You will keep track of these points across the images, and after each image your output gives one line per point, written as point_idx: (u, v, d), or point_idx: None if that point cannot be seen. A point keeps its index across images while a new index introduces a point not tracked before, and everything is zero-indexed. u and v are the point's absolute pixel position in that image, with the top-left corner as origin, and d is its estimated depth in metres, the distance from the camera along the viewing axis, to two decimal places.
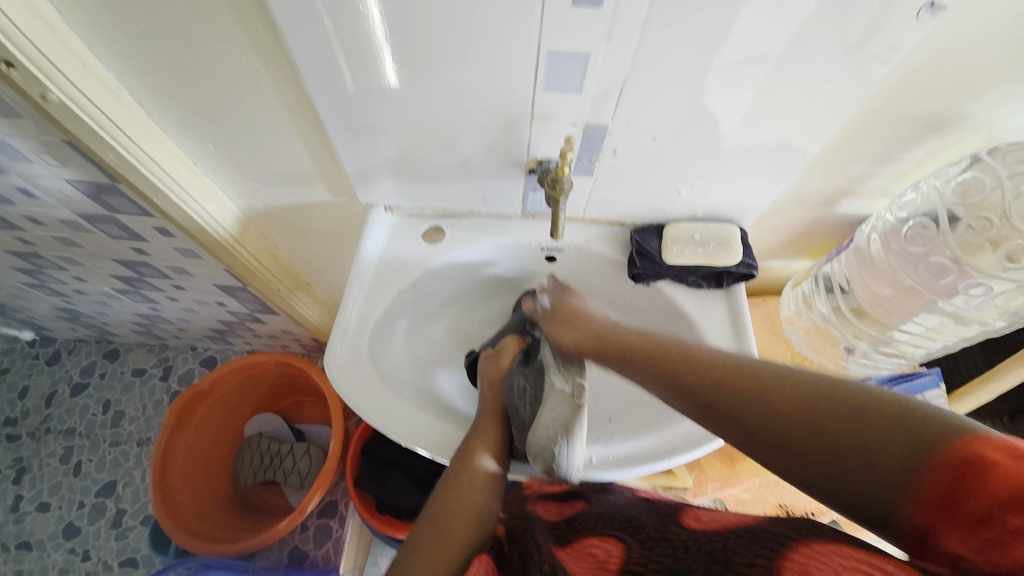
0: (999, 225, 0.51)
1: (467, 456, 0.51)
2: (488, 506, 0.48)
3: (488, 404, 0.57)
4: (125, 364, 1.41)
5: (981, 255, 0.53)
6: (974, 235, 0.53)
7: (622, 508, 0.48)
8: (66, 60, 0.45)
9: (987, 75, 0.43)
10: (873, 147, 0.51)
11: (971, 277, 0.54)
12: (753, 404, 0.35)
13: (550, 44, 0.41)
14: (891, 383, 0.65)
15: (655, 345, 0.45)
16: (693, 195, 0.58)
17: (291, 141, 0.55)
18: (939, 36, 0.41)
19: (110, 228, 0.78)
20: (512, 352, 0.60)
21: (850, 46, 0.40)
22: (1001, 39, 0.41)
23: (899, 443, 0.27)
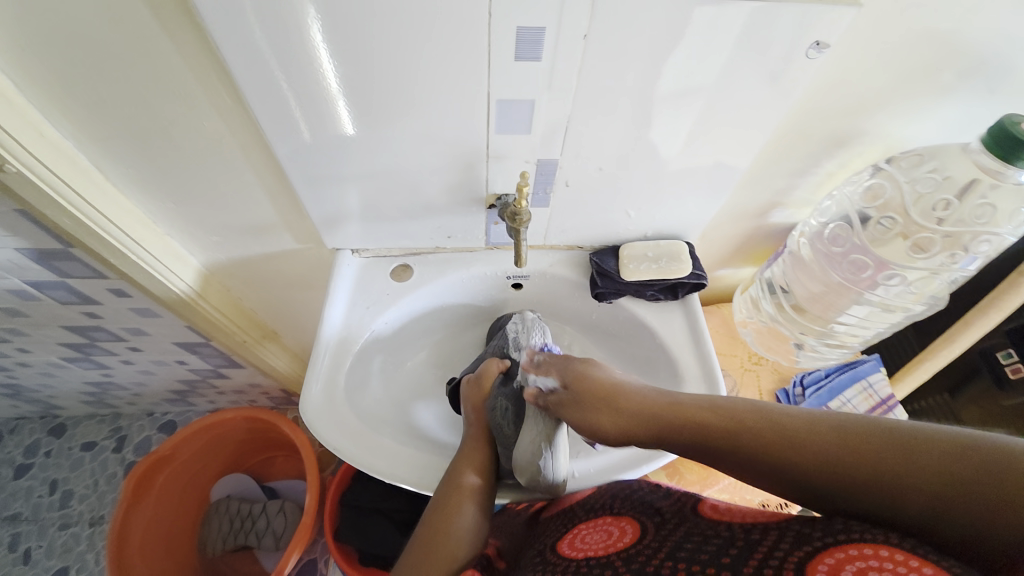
0: (902, 222, 0.57)
1: (455, 476, 0.51)
2: (479, 521, 0.49)
3: (471, 425, 0.57)
4: (74, 439, 1.31)
5: (893, 247, 0.58)
6: (884, 231, 0.59)
7: (617, 498, 0.50)
8: (22, 131, 0.44)
9: (876, 99, 0.50)
10: (791, 164, 0.58)
11: (888, 269, 0.60)
12: (818, 457, 0.36)
13: (499, 92, 0.45)
14: (837, 371, 0.71)
15: (691, 411, 0.44)
16: (642, 216, 0.64)
17: (255, 193, 0.57)
18: (830, 69, 0.47)
19: (60, 293, 0.75)
20: (493, 373, 0.58)
21: (756, 82, 0.46)
22: (881, 69, 0.47)
23: (961, 483, 0.30)
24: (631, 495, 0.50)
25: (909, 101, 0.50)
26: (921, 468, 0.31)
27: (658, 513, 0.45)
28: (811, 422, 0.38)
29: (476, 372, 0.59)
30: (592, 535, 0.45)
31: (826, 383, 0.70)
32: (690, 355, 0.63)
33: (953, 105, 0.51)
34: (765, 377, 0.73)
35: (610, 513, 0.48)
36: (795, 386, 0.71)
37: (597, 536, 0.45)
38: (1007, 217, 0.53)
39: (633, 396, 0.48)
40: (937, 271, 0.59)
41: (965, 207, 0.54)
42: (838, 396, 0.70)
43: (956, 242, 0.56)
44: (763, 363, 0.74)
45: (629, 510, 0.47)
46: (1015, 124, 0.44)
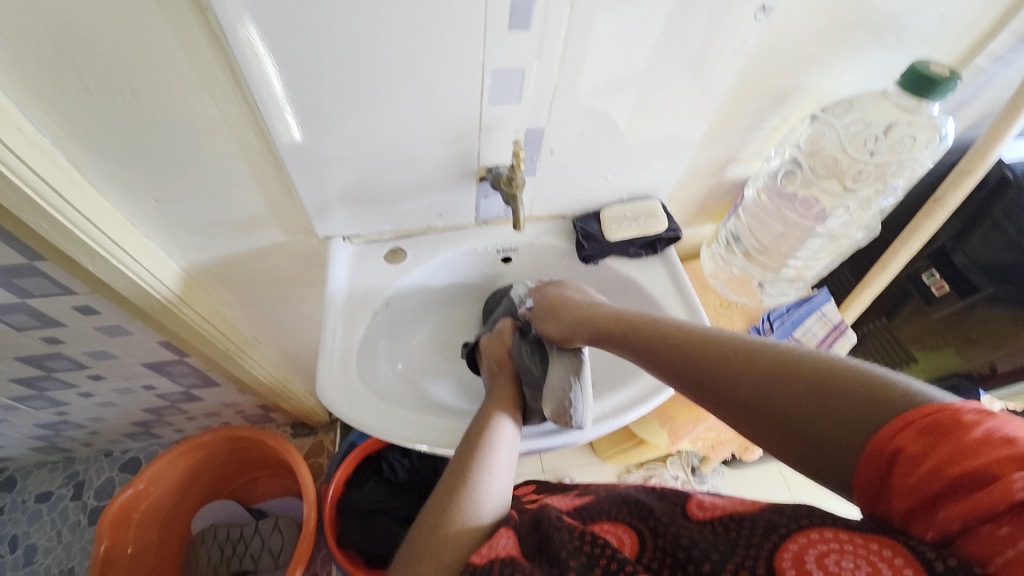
0: (843, 159, 0.65)
1: (486, 414, 0.55)
2: (508, 457, 0.52)
3: (496, 377, 0.60)
4: (24, 491, 1.19)
5: (833, 183, 0.67)
6: (826, 170, 0.67)
7: None
8: (1, 127, 0.42)
9: (809, 56, 0.58)
10: (743, 121, 0.65)
11: (832, 201, 0.69)
12: (766, 385, 0.37)
13: (493, 63, 0.48)
14: (796, 306, 0.80)
15: (664, 328, 0.48)
16: (618, 180, 0.69)
17: (244, 184, 0.56)
18: (772, 32, 0.54)
19: (17, 317, 0.69)
20: (510, 328, 0.63)
21: (716, 45, 0.52)
22: (812, 30, 0.55)
23: (888, 432, 0.30)
24: None
25: (836, 55, 0.58)
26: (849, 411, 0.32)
27: (654, 514, 0.41)
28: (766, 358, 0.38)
29: (495, 329, 0.63)
30: None
31: (788, 317, 0.79)
32: (675, 301, 0.69)
33: (869, 57, 0.60)
34: (737, 318, 0.82)
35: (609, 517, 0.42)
36: (764, 321, 0.79)
37: None
38: (922, 146, 0.64)
39: (592, 309, 0.56)
40: (870, 200, 0.69)
41: (889, 140, 0.63)
42: (798, 327, 0.79)
43: (883, 173, 0.66)
44: (733, 307, 0.83)
45: None
46: (924, 66, 0.54)
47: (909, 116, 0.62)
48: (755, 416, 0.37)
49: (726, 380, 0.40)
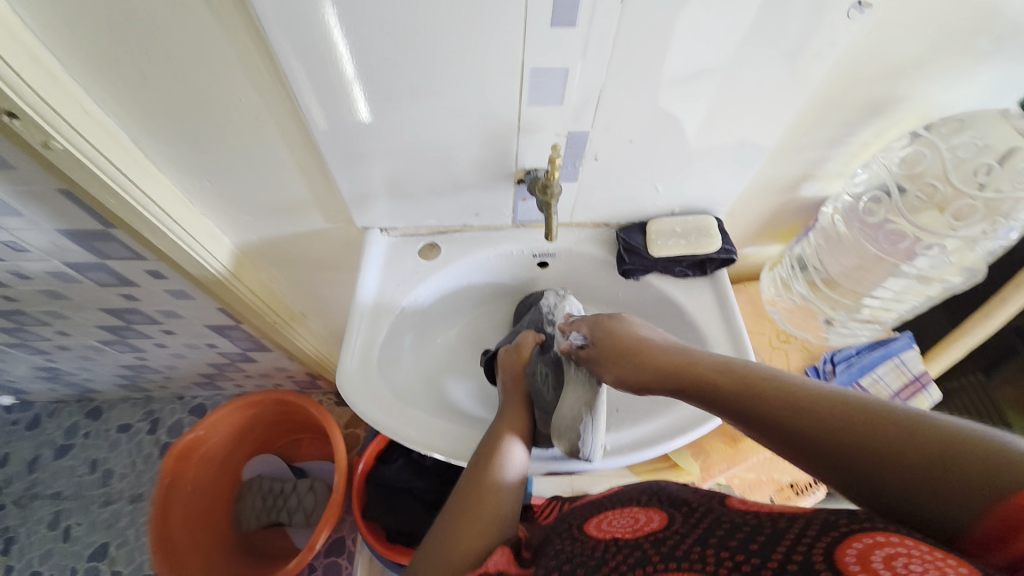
0: (943, 189, 0.57)
1: (493, 435, 0.53)
2: (517, 481, 0.50)
3: (509, 388, 0.58)
4: (111, 420, 1.36)
5: (931, 216, 0.59)
6: (922, 200, 0.58)
7: (644, 491, 0.52)
8: (70, 107, 0.46)
9: (917, 63, 0.48)
10: (824, 134, 0.57)
11: (925, 236, 0.60)
12: (795, 413, 0.35)
13: (533, 61, 0.44)
14: (869, 349, 0.71)
15: (703, 369, 0.44)
16: (670, 191, 0.63)
17: (288, 172, 0.58)
18: (869, 33, 0.45)
19: (100, 276, 0.77)
20: (530, 343, 0.60)
21: (796, 48, 0.45)
22: (920, 33, 0.46)
23: (932, 466, 0.28)
24: (658, 486, 0.52)
25: (953, 63, 0.49)
26: (902, 451, 0.29)
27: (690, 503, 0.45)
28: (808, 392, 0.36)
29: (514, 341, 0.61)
30: (619, 522, 0.47)
31: (857, 360, 0.70)
32: (719, 330, 0.63)
33: (994, 68, 0.49)
34: (793, 355, 0.73)
35: (637, 504, 0.49)
36: (827, 362, 0.70)
37: (625, 522, 0.46)
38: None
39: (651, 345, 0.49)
40: (975, 240, 0.60)
41: (1013, 167, 0.54)
42: (870, 373, 0.70)
43: (996, 211, 0.56)
44: (792, 341, 0.74)
45: (657, 502, 0.48)
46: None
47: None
48: (816, 461, 0.33)
49: (778, 415, 0.36)
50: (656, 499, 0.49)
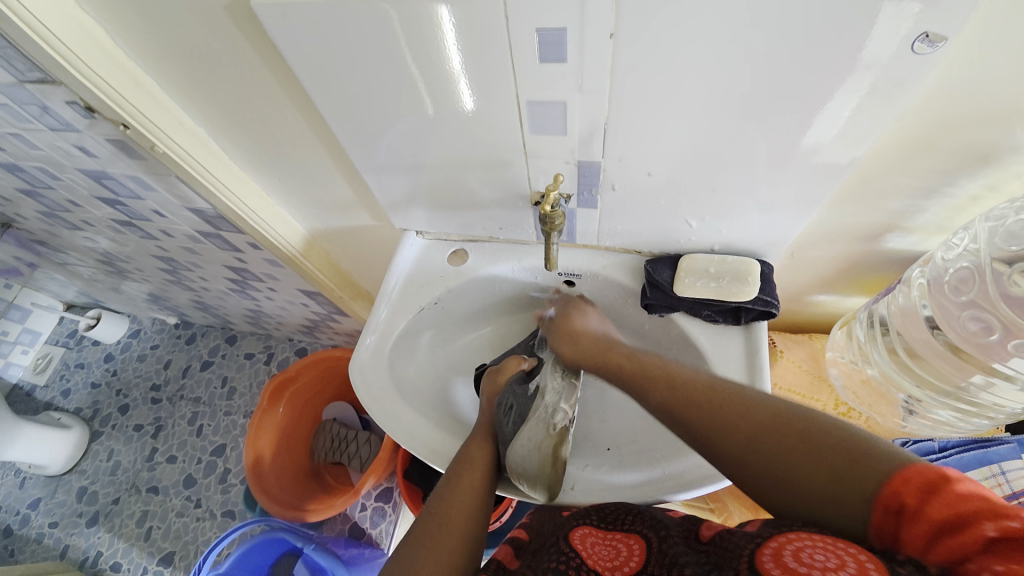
0: None
1: (464, 459, 0.56)
2: (483, 505, 0.53)
3: (483, 415, 0.62)
4: (240, 348, 1.69)
5: None
6: (1021, 286, 0.46)
7: (629, 513, 0.51)
8: (165, 120, 0.59)
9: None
10: (908, 180, 0.46)
11: (1023, 336, 0.47)
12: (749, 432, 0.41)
13: (529, 94, 0.44)
14: (957, 449, 0.58)
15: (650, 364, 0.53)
16: (706, 226, 0.56)
17: (334, 176, 0.65)
18: (944, 69, 0.37)
19: (218, 241, 0.96)
20: (512, 369, 0.65)
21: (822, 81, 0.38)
22: None
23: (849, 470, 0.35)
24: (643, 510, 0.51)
25: None
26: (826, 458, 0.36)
27: (666, 529, 0.47)
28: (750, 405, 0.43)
29: (497, 364, 0.66)
30: (601, 549, 0.47)
31: (938, 459, 0.58)
32: None
33: None
34: None
35: (623, 529, 0.49)
36: None
37: (605, 550, 0.47)
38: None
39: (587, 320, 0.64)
40: None
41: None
42: None
43: None
44: (854, 417, 0.62)
45: (638, 527, 0.49)
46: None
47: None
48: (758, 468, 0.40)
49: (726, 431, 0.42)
50: (639, 520, 0.50)
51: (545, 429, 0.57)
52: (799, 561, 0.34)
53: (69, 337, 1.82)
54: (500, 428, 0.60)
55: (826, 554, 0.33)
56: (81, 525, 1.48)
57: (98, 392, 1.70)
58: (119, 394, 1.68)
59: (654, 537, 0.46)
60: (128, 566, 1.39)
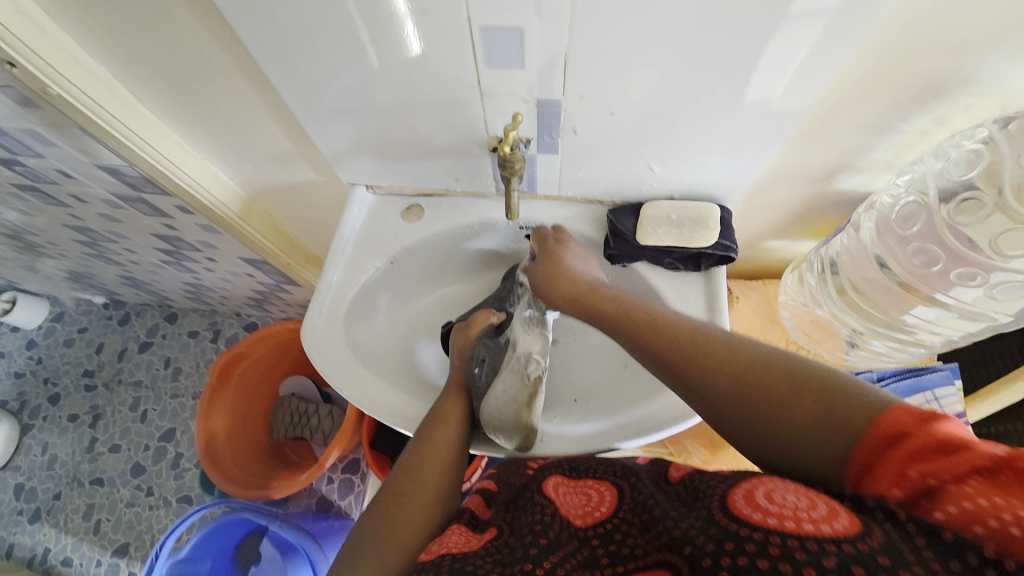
0: (991, 206, 0.47)
1: (437, 417, 0.54)
2: (458, 461, 0.53)
3: (454, 371, 0.61)
4: (182, 326, 1.58)
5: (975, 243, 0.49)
6: (960, 215, 0.49)
7: (602, 462, 0.52)
8: (55, 56, 0.50)
9: (981, 37, 0.38)
10: (863, 118, 0.46)
11: (962, 266, 0.50)
12: (736, 380, 0.41)
13: (482, 20, 0.40)
14: (895, 377, 0.62)
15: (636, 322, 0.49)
16: (668, 170, 0.55)
17: (268, 124, 0.58)
18: None
19: (142, 206, 0.86)
20: (481, 323, 0.62)
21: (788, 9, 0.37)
22: None
23: (834, 420, 0.35)
24: (615, 461, 0.52)
25: None
26: (810, 405, 0.37)
27: (634, 477, 0.47)
28: (735, 347, 0.43)
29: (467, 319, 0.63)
30: (575, 491, 0.48)
31: (876, 387, 0.61)
32: None
33: None
34: None
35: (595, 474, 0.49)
36: None
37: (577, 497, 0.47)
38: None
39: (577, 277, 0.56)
40: None
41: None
42: None
43: None
44: (802, 354, 0.65)
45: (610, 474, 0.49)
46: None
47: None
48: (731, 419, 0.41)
49: (716, 384, 0.42)
50: (613, 470, 0.50)
51: (523, 379, 0.54)
52: (771, 501, 0.34)
53: None
54: (474, 382, 0.58)
55: (797, 496, 0.34)
56: (23, 523, 1.38)
57: (21, 382, 1.55)
58: (47, 384, 1.54)
59: (625, 484, 0.46)
60: (80, 561, 1.32)
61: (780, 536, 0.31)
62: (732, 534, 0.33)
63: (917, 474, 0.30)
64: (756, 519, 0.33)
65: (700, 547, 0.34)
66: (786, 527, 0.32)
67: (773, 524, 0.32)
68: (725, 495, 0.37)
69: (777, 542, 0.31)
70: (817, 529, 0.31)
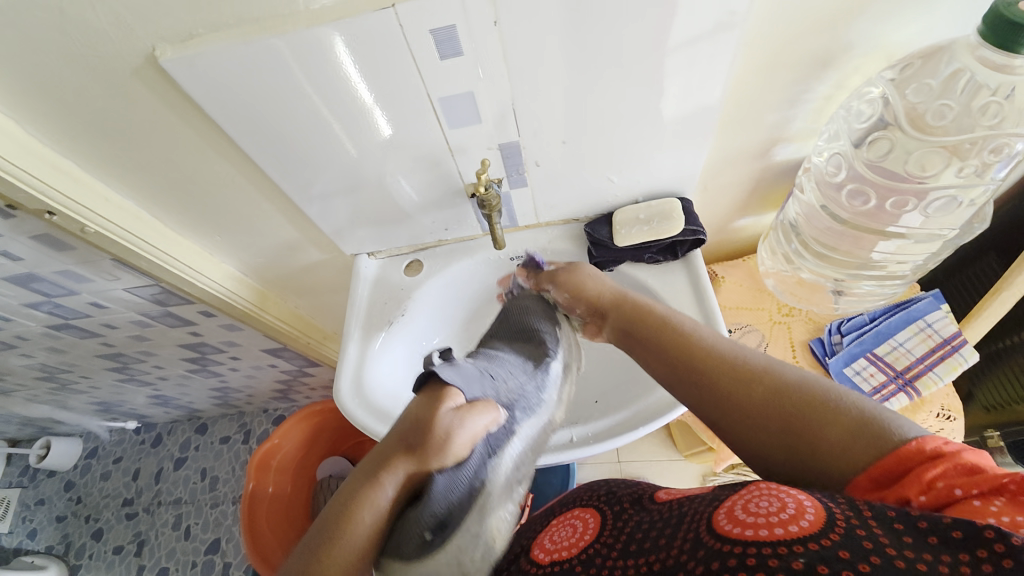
0: (893, 136, 0.53)
1: (344, 482, 0.50)
2: None
3: (390, 438, 0.52)
4: (213, 435, 1.61)
5: (899, 173, 0.54)
6: (870, 154, 0.55)
7: (587, 494, 0.54)
8: (93, 200, 0.57)
9: (845, 11, 0.45)
10: (774, 96, 0.53)
11: (893, 195, 0.56)
12: (727, 410, 0.41)
13: (439, 92, 0.48)
14: (885, 315, 0.66)
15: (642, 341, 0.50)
16: (626, 179, 0.62)
17: (275, 218, 0.66)
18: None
19: (169, 319, 0.94)
20: (449, 385, 0.53)
21: (681, 28, 0.45)
22: None
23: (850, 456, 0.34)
24: (597, 488, 0.54)
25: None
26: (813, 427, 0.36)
27: (618, 500, 0.48)
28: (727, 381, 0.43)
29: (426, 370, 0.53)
30: (559, 533, 0.48)
31: (871, 327, 0.65)
32: (691, 314, 0.62)
33: None
34: (797, 327, 0.70)
35: (580, 505, 0.51)
36: (832, 333, 0.66)
37: (564, 531, 0.48)
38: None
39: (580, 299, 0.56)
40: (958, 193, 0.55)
41: (1018, 103, 0.48)
42: (886, 340, 0.65)
43: (960, 152, 0.51)
44: (796, 314, 0.71)
45: (594, 502, 0.50)
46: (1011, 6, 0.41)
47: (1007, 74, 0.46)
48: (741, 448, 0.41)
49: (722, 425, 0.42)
50: (596, 497, 0.51)
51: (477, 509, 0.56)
52: (746, 512, 0.33)
53: (19, 475, 1.66)
54: None
55: (771, 502, 0.33)
56: None
57: (63, 526, 1.56)
58: (91, 520, 1.55)
59: (608, 506, 0.48)
60: None
61: (756, 548, 0.30)
62: (717, 553, 0.31)
63: (941, 483, 0.31)
64: (734, 533, 0.31)
65: (689, 568, 0.32)
66: (764, 535, 0.30)
67: (749, 536, 0.31)
68: (710, 515, 0.35)
69: (756, 553, 0.29)
70: (785, 531, 0.30)
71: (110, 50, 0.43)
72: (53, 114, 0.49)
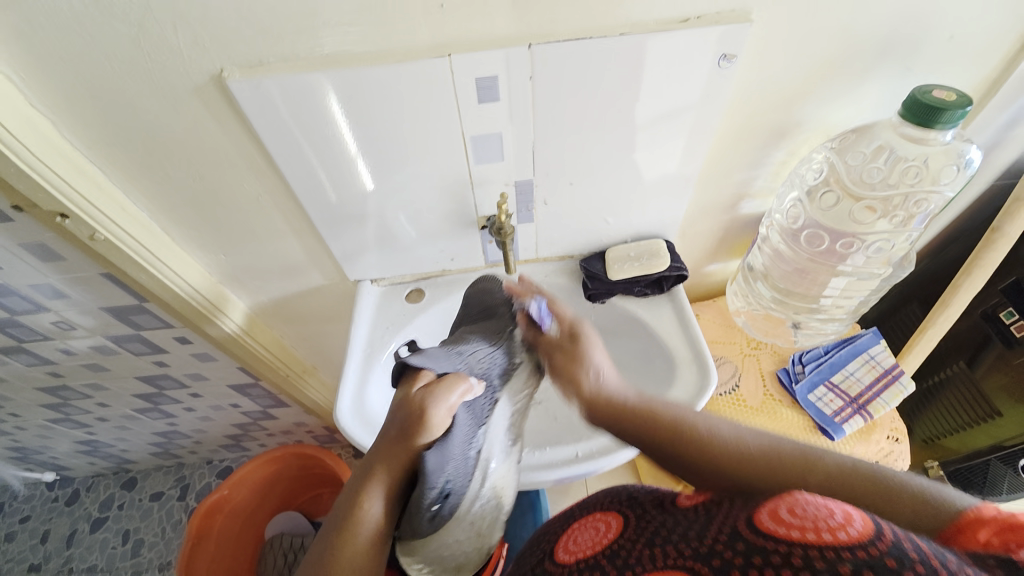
0: (841, 193, 0.65)
1: (353, 496, 0.48)
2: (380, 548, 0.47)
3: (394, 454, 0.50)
4: (144, 490, 1.44)
5: (845, 222, 0.66)
6: (826, 204, 0.66)
7: (609, 498, 0.54)
8: (110, 206, 0.57)
9: (798, 96, 0.57)
10: (743, 158, 0.65)
11: (841, 236, 0.67)
12: (749, 465, 0.40)
13: (471, 130, 0.55)
14: (837, 348, 0.77)
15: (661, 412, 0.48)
16: (620, 220, 0.71)
17: (287, 240, 0.68)
18: (743, 78, 0.55)
19: (137, 346, 0.89)
20: (452, 399, 0.51)
21: (675, 97, 0.55)
22: (787, 74, 0.55)
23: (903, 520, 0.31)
24: (623, 492, 0.55)
25: (831, 91, 0.57)
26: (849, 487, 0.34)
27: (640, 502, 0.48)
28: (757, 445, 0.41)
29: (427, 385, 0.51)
30: (582, 535, 0.48)
31: (826, 359, 0.75)
32: (678, 341, 0.69)
33: (877, 88, 0.57)
34: (765, 358, 0.78)
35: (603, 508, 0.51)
36: (795, 363, 0.75)
37: (587, 534, 0.48)
38: (936, 177, 0.62)
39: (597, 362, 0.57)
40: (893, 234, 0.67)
41: (931, 169, 0.61)
42: (840, 370, 0.74)
43: (890, 206, 0.64)
44: (763, 347, 0.80)
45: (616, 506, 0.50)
46: (925, 95, 0.52)
47: (921, 147, 0.60)
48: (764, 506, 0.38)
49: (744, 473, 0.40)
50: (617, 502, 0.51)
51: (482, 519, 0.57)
52: (790, 510, 0.30)
53: None
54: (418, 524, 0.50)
55: (817, 505, 0.29)
56: None
57: None
58: None
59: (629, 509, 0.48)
60: None
61: (801, 548, 0.27)
62: (758, 549, 0.28)
63: (997, 539, 0.26)
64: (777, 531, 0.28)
65: (725, 561, 0.29)
66: (807, 537, 0.27)
67: (794, 535, 0.27)
68: (750, 512, 0.32)
69: (803, 552, 0.26)
70: (835, 537, 0.26)
71: (176, 68, 0.47)
72: (94, 121, 0.51)
